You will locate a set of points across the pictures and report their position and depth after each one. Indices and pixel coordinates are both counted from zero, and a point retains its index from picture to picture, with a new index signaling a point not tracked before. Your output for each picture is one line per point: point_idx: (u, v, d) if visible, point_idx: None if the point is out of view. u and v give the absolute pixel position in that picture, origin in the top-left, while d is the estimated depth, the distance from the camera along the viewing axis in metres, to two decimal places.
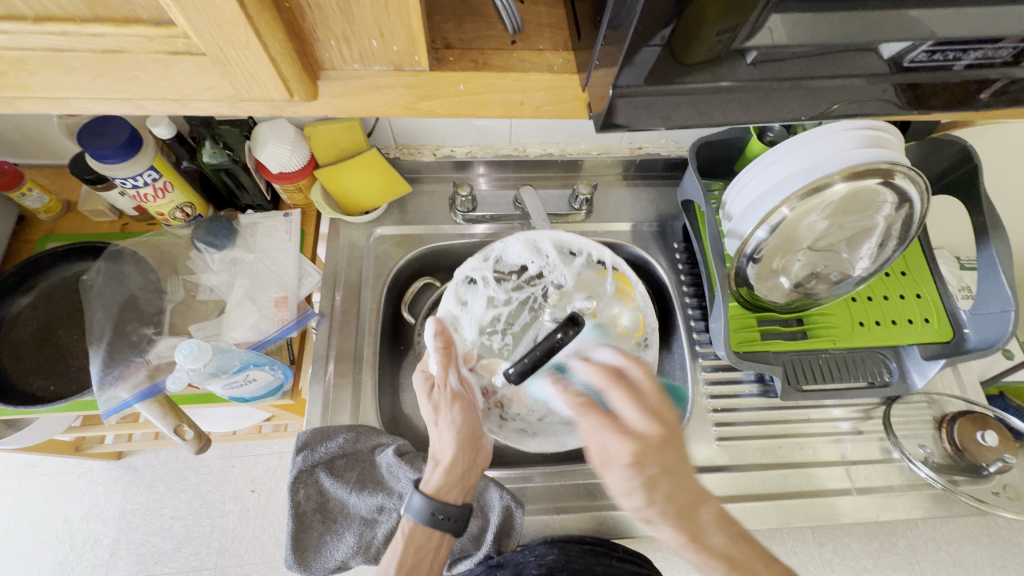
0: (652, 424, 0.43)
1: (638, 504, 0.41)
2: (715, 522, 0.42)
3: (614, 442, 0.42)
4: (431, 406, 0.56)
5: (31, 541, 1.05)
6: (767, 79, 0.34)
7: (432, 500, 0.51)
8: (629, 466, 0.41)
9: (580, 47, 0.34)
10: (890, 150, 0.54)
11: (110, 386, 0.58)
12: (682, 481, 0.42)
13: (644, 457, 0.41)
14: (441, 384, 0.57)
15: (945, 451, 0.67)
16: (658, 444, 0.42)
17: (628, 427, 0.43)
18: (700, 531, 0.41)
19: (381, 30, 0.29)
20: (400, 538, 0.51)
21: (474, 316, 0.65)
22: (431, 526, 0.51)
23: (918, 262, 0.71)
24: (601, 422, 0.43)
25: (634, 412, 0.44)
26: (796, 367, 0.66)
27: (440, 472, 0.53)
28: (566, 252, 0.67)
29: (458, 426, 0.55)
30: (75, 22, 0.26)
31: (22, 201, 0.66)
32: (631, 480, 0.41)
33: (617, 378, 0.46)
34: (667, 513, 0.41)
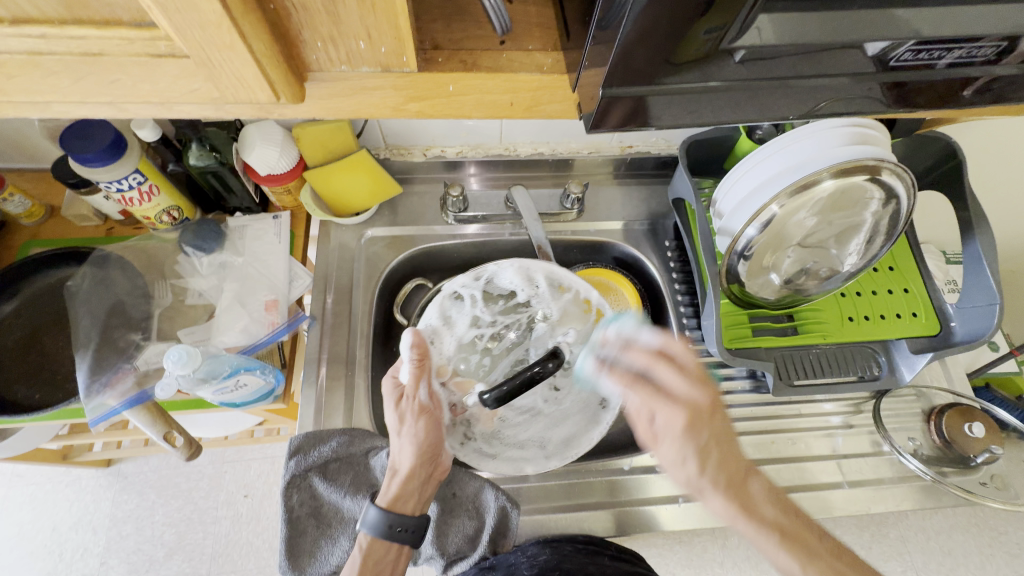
0: (696, 393, 0.48)
1: (691, 472, 0.47)
2: (763, 494, 0.47)
3: (667, 415, 0.48)
4: (397, 416, 0.55)
5: (18, 551, 1.04)
6: (756, 78, 0.34)
7: (387, 513, 0.53)
8: (681, 431, 0.47)
9: (570, 47, 0.33)
10: (877, 147, 0.55)
11: (97, 393, 0.57)
12: (729, 451, 0.48)
13: (694, 425, 0.48)
14: (409, 396, 0.56)
15: (934, 443, 0.68)
16: (702, 411, 0.48)
17: (672, 402, 0.48)
18: (750, 502, 0.46)
19: (368, 31, 0.28)
20: (358, 551, 0.53)
21: (455, 332, 0.64)
22: (388, 538, 0.53)
23: (905, 257, 0.72)
24: (651, 396, 0.49)
25: (682, 387, 0.49)
26: (786, 362, 0.67)
27: (397, 482, 0.55)
28: (554, 286, 0.66)
29: (419, 440, 0.55)
30: (53, 24, 0.25)
31: (3, 206, 0.65)
32: (685, 449, 0.47)
33: (660, 359, 0.50)
34: (718, 481, 0.47)
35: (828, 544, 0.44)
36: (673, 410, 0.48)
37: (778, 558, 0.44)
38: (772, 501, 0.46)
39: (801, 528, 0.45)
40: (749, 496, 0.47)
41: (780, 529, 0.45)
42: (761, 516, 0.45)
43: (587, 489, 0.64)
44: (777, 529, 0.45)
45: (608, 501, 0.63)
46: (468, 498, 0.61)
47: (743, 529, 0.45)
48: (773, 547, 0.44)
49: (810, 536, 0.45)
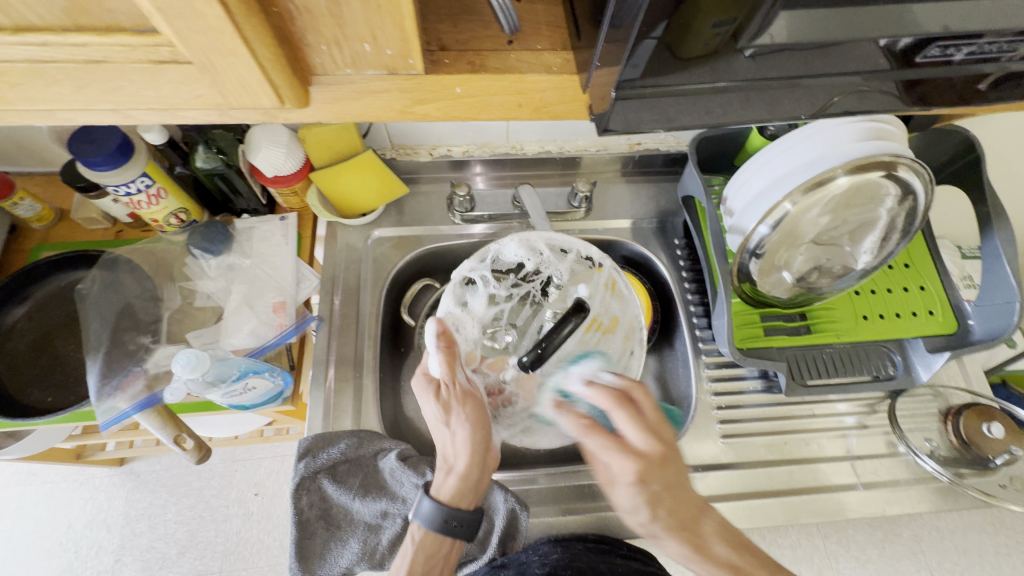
0: (650, 444, 0.46)
1: (643, 520, 0.45)
2: (717, 532, 0.47)
3: (617, 465, 0.45)
4: (441, 407, 0.52)
5: (33, 549, 1.05)
6: (770, 75, 0.33)
7: (444, 508, 0.50)
8: (632, 485, 0.44)
9: (580, 47, 0.33)
10: (893, 142, 0.53)
11: (108, 396, 0.57)
12: (684, 498, 0.46)
13: (647, 477, 0.45)
14: (448, 384, 0.53)
15: (951, 444, 0.66)
16: (658, 462, 0.45)
17: (625, 451, 0.45)
18: (704, 542, 0.46)
19: (374, 33, 0.28)
20: (410, 546, 0.50)
21: (476, 316, 0.63)
22: (443, 533, 0.51)
23: (921, 254, 0.70)
24: (604, 444, 0.46)
25: (635, 436, 0.46)
26: (799, 362, 0.66)
27: (455, 477, 0.52)
28: (558, 249, 0.65)
29: (471, 425, 0.52)
30: (55, 32, 0.25)
31: (13, 210, 0.65)
32: (636, 499, 0.45)
33: (623, 402, 0.48)
34: (671, 526, 0.45)
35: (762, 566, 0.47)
36: (625, 464, 0.45)
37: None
38: (726, 539, 0.47)
39: (753, 565, 0.46)
40: (702, 536, 0.46)
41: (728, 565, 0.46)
42: (715, 557, 0.46)
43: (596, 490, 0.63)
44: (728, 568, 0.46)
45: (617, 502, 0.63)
46: None
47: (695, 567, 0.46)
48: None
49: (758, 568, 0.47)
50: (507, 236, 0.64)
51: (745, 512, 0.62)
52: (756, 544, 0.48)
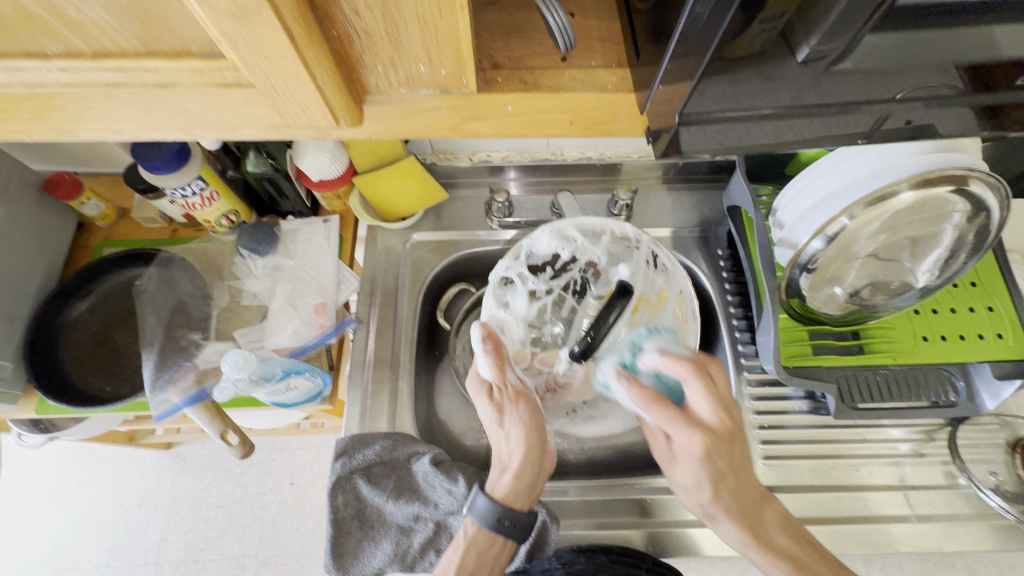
0: (720, 418, 0.47)
1: (705, 497, 0.48)
2: (776, 521, 0.50)
3: (686, 439, 0.46)
4: (494, 407, 0.52)
5: (90, 523, 1.12)
6: (839, 89, 0.31)
7: (499, 507, 0.51)
8: (702, 457, 0.46)
9: (640, 65, 0.32)
10: (965, 156, 0.50)
11: (161, 389, 0.60)
12: (744, 481, 0.48)
13: (714, 452, 0.46)
14: (501, 386, 0.53)
15: (1019, 479, 0.61)
16: (725, 438, 0.47)
17: (698, 424, 0.47)
18: (763, 530, 0.49)
19: (430, 55, 0.28)
20: (462, 538, 0.52)
21: (520, 315, 0.61)
22: (496, 532, 0.51)
23: (990, 273, 0.65)
24: (672, 417, 0.46)
25: (708, 408, 0.48)
26: (850, 384, 0.62)
27: (510, 477, 0.52)
28: (590, 232, 0.64)
29: (526, 424, 0.52)
30: (129, 57, 0.27)
31: (81, 209, 0.69)
32: (701, 476, 0.47)
33: (699, 374, 0.49)
34: (730, 509, 0.48)
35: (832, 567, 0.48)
36: (698, 437, 0.46)
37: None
38: (785, 530, 0.49)
39: (814, 557, 0.48)
40: (761, 522, 0.49)
41: (792, 559, 0.48)
42: (773, 544, 0.48)
43: (631, 506, 0.63)
44: (790, 559, 0.48)
45: (649, 519, 0.62)
46: None
47: (755, 557, 0.49)
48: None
49: (821, 563, 0.48)
50: (538, 228, 0.63)
51: None
52: (814, 539, 0.50)
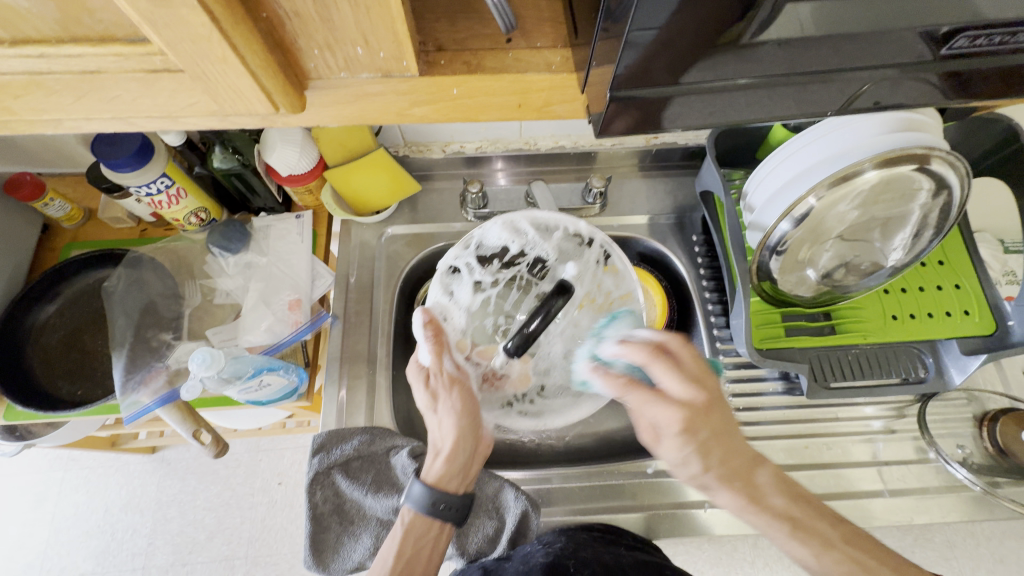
0: (694, 391, 0.45)
1: (695, 471, 0.46)
2: (772, 484, 0.47)
3: (663, 417, 0.45)
4: (429, 394, 0.54)
5: (74, 530, 1.11)
6: (783, 67, 0.31)
7: (431, 489, 0.51)
8: (680, 434, 0.44)
9: (578, 44, 0.31)
10: (926, 135, 0.51)
11: (132, 391, 0.59)
12: (733, 446, 0.46)
13: (694, 424, 0.45)
14: (437, 371, 0.54)
15: (986, 451, 0.63)
16: (703, 410, 0.45)
17: (671, 398, 0.45)
18: (759, 493, 0.46)
19: (366, 36, 0.27)
20: (399, 528, 0.52)
21: (464, 304, 0.62)
22: (431, 515, 0.52)
23: (957, 250, 0.66)
24: (646, 399, 0.46)
25: (676, 382, 0.46)
26: (822, 363, 0.63)
27: (441, 461, 0.53)
28: (543, 227, 0.63)
29: (458, 411, 0.53)
30: (51, 43, 0.26)
31: (44, 210, 0.68)
32: (686, 450, 0.45)
33: (659, 354, 0.47)
34: (722, 478, 0.46)
35: (840, 527, 0.46)
36: (673, 413, 0.44)
37: (791, 547, 0.45)
38: (782, 490, 0.47)
39: (813, 515, 0.46)
40: (757, 486, 0.46)
41: (790, 518, 0.45)
42: (772, 508, 0.46)
43: (610, 490, 0.63)
44: (787, 519, 0.45)
45: (630, 503, 0.63)
46: (487, 498, 0.60)
47: (751, 519, 0.46)
48: (784, 536, 0.45)
49: (819, 520, 0.46)
50: (489, 220, 0.63)
51: None
52: (812, 495, 0.48)
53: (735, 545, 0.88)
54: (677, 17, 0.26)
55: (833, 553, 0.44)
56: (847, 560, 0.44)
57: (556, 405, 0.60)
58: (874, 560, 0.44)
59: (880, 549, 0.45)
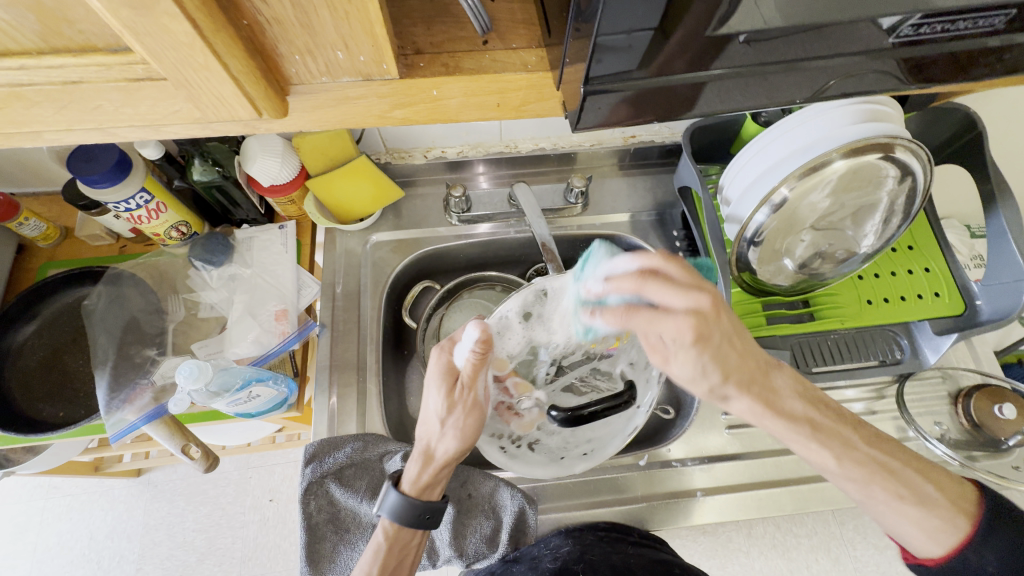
0: (697, 296, 0.43)
1: (714, 381, 0.48)
2: (789, 388, 0.49)
3: (674, 330, 0.43)
4: (446, 403, 0.53)
5: (59, 561, 1.07)
6: (748, 60, 0.33)
7: (415, 503, 0.52)
8: (693, 342, 0.44)
9: (553, 43, 0.32)
10: (890, 123, 0.53)
11: (117, 409, 0.58)
12: (748, 354, 0.48)
13: (705, 328, 0.43)
14: (465, 386, 0.53)
15: (962, 427, 0.65)
16: (714, 314, 0.43)
17: (679, 309, 0.43)
18: (775, 397, 0.49)
19: (345, 41, 0.28)
20: (382, 539, 0.52)
21: (528, 331, 0.62)
22: (414, 525, 0.53)
23: (925, 235, 0.69)
24: (652, 318, 0.43)
25: (677, 296, 0.43)
26: (803, 350, 0.65)
27: (429, 471, 0.53)
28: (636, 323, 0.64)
29: (463, 435, 0.54)
30: (32, 55, 0.26)
31: (19, 230, 0.66)
32: (701, 360, 0.46)
33: (649, 274, 0.44)
34: (742, 386, 0.48)
35: (859, 429, 0.48)
36: (683, 324, 0.42)
37: (810, 448, 0.47)
38: (799, 395, 0.49)
39: (834, 421, 0.48)
40: (773, 389, 0.49)
41: (809, 420, 0.48)
42: (788, 412, 0.48)
43: (605, 485, 0.63)
44: (806, 423, 0.48)
45: (623, 496, 0.63)
46: (483, 498, 0.60)
47: (770, 425, 0.48)
48: (802, 439, 0.48)
49: (839, 423, 0.48)
50: None
51: (753, 503, 0.63)
52: (832, 401, 0.50)
53: (729, 535, 0.89)
54: (646, 18, 0.27)
55: (854, 456, 0.46)
56: (869, 461, 0.46)
57: (532, 461, 0.61)
58: (895, 461, 0.45)
59: (896, 449, 0.47)
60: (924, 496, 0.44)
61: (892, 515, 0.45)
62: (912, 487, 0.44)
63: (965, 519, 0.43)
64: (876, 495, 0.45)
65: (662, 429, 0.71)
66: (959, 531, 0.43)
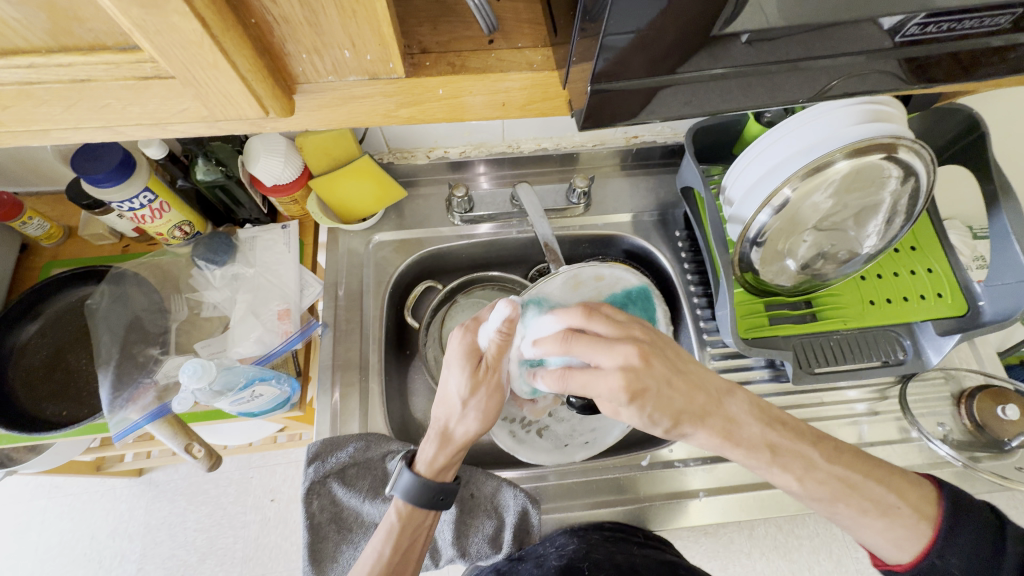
0: (621, 350, 0.45)
1: (666, 426, 0.47)
2: (748, 412, 0.47)
3: (607, 386, 0.44)
4: (468, 384, 0.52)
5: (60, 560, 1.07)
6: (753, 59, 0.33)
7: (427, 483, 0.52)
8: (629, 399, 0.44)
9: (559, 42, 0.32)
10: (892, 124, 0.53)
11: (120, 408, 0.58)
12: (692, 387, 0.46)
13: (640, 379, 0.44)
14: (488, 366, 0.52)
15: (965, 427, 0.65)
16: (644, 362, 0.44)
17: (609, 366, 0.45)
18: (733, 426, 0.47)
19: (352, 39, 0.28)
20: (394, 520, 0.53)
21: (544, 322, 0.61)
22: (429, 506, 0.53)
23: (928, 236, 0.69)
24: (586, 378, 0.45)
25: (602, 352, 0.45)
26: (806, 351, 0.65)
27: (444, 453, 0.53)
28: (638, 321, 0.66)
29: (484, 416, 0.53)
30: (41, 53, 0.26)
31: (22, 229, 0.67)
32: (647, 411, 0.45)
33: (572, 336, 0.46)
34: (697, 424, 0.47)
35: (818, 443, 0.47)
36: (614, 381, 0.44)
37: (772, 474, 0.46)
38: (758, 418, 0.47)
39: (793, 438, 0.47)
40: (731, 418, 0.47)
41: (769, 444, 0.46)
42: (747, 439, 0.47)
43: (608, 485, 0.63)
44: (767, 448, 0.46)
45: (625, 497, 0.63)
46: (486, 498, 0.61)
47: (733, 454, 0.47)
48: (765, 465, 0.47)
49: (800, 440, 0.47)
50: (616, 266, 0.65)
51: (755, 503, 0.63)
52: (790, 418, 0.48)
53: (731, 536, 0.89)
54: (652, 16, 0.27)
55: (817, 476, 0.45)
56: (832, 479, 0.45)
57: (538, 447, 0.65)
58: (856, 475, 0.45)
59: (864, 459, 0.46)
60: (887, 507, 0.44)
61: (861, 529, 0.45)
62: (875, 499, 0.44)
63: (927, 524, 0.43)
64: (841, 511, 0.45)
65: None
66: (923, 536, 0.42)
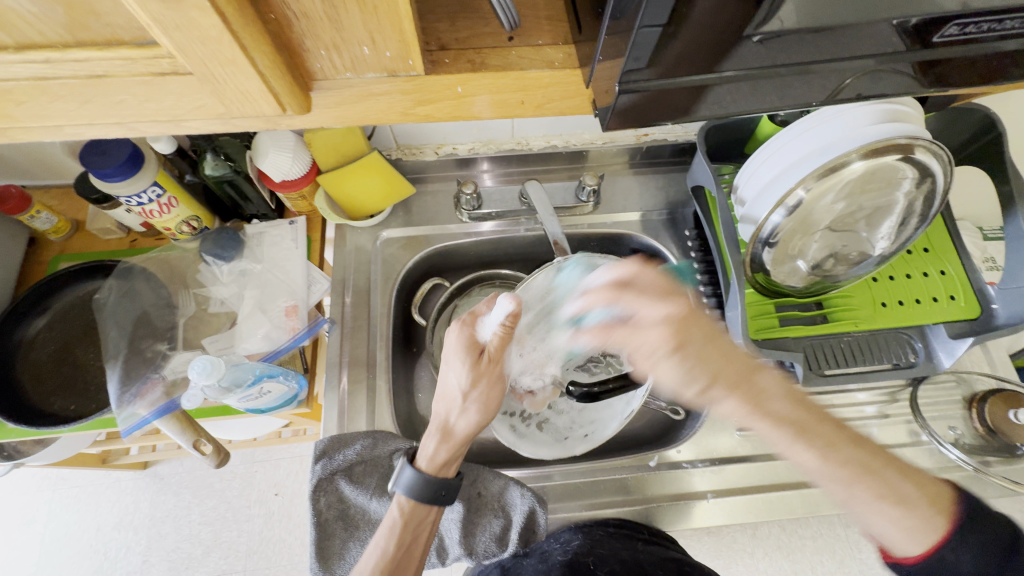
0: (669, 304, 0.49)
1: (699, 388, 0.46)
2: (778, 388, 0.45)
3: (652, 338, 0.48)
4: (470, 376, 0.53)
5: (66, 551, 1.08)
6: (777, 60, 0.32)
7: (425, 479, 0.52)
8: (673, 352, 0.47)
9: (581, 40, 0.32)
10: (909, 124, 0.52)
11: (128, 403, 0.58)
12: (724, 354, 0.47)
13: (682, 334, 0.48)
14: (489, 359, 0.54)
15: (976, 432, 0.65)
16: (691, 320, 0.48)
17: (651, 321, 0.49)
18: (763, 396, 0.45)
19: (372, 36, 0.28)
20: (398, 516, 0.52)
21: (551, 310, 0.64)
22: (432, 501, 0.53)
23: (941, 238, 0.68)
24: (632, 330, 0.50)
25: (649, 305, 0.49)
26: (816, 353, 0.65)
27: (445, 448, 0.53)
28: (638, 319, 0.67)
29: (484, 408, 0.54)
30: (56, 48, 0.26)
31: (31, 223, 0.66)
32: (684, 368, 0.47)
33: (622, 288, 0.51)
34: (725, 386, 0.45)
35: (840, 429, 0.43)
36: (658, 332, 0.48)
37: (794, 451, 0.42)
38: (786, 396, 0.45)
39: (817, 419, 0.43)
40: (761, 390, 0.45)
41: (793, 422, 0.43)
42: (774, 412, 0.44)
43: (614, 486, 0.63)
44: (790, 422, 0.43)
45: (632, 497, 0.63)
46: (493, 497, 0.60)
47: (759, 427, 0.44)
48: (787, 440, 0.42)
49: (828, 426, 0.43)
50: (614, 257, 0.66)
51: (763, 506, 0.62)
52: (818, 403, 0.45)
53: (734, 536, 0.89)
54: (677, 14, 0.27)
55: (839, 455, 0.41)
56: (854, 461, 0.41)
57: (538, 440, 0.65)
58: (878, 461, 0.42)
59: (880, 448, 0.43)
60: (902, 495, 0.40)
61: (871, 516, 0.40)
62: (892, 485, 0.40)
63: (942, 518, 0.39)
64: (859, 495, 0.40)
65: (670, 429, 0.71)
66: (935, 529, 0.39)
